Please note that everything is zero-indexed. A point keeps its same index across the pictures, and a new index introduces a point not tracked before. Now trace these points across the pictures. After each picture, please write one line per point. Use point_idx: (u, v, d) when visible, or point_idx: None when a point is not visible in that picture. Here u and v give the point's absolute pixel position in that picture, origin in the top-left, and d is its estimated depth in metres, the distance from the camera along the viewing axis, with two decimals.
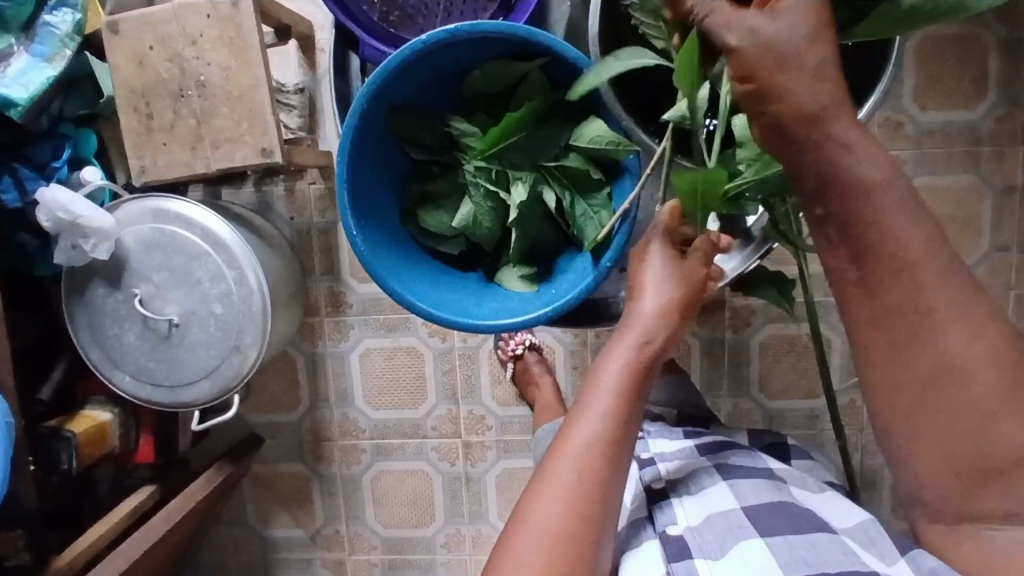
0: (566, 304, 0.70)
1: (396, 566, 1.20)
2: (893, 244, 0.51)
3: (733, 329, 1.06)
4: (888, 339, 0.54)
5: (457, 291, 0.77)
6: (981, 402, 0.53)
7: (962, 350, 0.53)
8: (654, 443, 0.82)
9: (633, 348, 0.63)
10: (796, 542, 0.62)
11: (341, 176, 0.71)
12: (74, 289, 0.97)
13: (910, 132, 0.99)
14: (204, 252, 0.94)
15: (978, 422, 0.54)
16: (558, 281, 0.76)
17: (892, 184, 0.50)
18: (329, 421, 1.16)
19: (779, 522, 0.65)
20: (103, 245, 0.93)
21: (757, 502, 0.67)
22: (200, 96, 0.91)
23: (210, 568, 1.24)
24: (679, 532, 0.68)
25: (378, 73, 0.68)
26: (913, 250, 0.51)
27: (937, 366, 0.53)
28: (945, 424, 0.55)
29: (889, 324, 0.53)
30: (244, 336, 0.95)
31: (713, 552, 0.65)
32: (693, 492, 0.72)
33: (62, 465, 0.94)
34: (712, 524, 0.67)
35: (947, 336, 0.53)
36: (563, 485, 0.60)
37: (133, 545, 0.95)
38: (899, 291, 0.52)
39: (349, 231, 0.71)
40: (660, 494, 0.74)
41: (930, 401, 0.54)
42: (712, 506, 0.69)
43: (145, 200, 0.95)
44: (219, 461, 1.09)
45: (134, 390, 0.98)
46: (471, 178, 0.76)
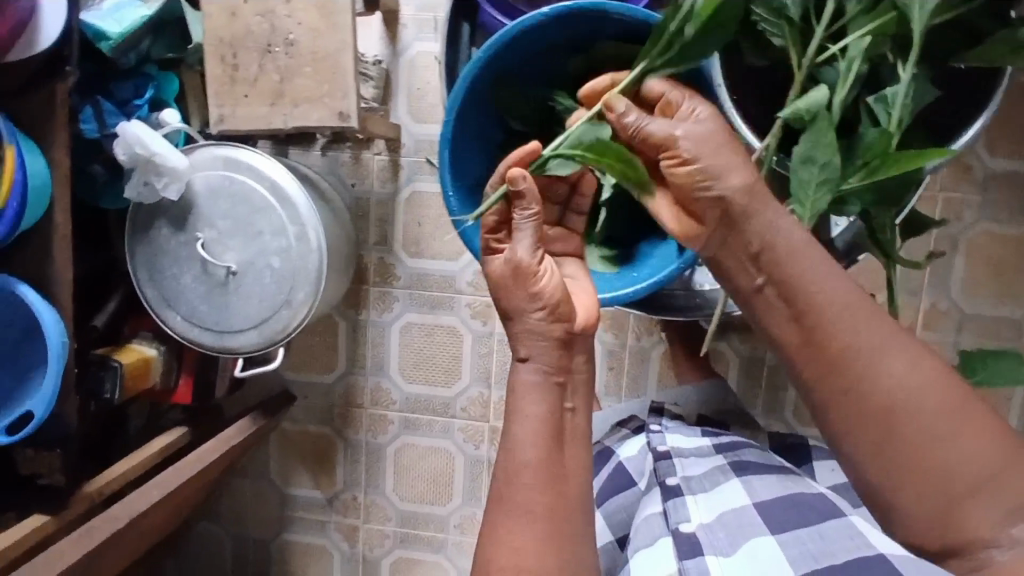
0: (648, 287, 0.70)
1: (407, 539, 1.21)
2: (809, 296, 0.51)
3: (774, 350, 1.06)
4: (828, 385, 0.51)
5: None
6: (916, 415, 0.48)
7: (885, 374, 0.49)
8: (670, 438, 0.76)
9: (526, 368, 0.61)
10: (804, 537, 0.57)
11: (445, 134, 0.72)
12: (138, 225, 0.99)
13: (978, 176, 0.98)
14: (270, 206, 0.96)
15: (918, 445, 0.48)
16: (638, 265, 0.74)
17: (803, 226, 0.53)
18: (362, 388, 1.18)
19: (792, 516, 0.60)
20: (174, 185, 0.95)
21: (768, 499, 0.62)
22: (286, 53, 0.93)
23: (226, 518, 1.26)
24: (691, 530, 0.63)
25: (496, 39, 0.69)
26: (823, 304, 0.51)
27: (870, 397, 0.49)
28: (890, 457, 0.49)
29: (822, 368, 0.51)
30: (297, 291, 0.97)
31: (724, 549, 0.60)
32: (706, 491, 0.67)
33: (104, 393, 0.95)
34: (723, 519, 0.62)
35: (868, 363, 0.50)
36: (495, 532, 0.59)
37: (166, 479, 0.95)
38: (817, 336, 0.51)
39: (446, 190, 0.73)
40: (673, 490, 0.68)
41: (879, 445, 0.50)
42: (724, 504, 0.64)
43: (218, 148, 0.97)
44: (253, 413, 1.10)
45: (183, 331, 1.00)
46: None
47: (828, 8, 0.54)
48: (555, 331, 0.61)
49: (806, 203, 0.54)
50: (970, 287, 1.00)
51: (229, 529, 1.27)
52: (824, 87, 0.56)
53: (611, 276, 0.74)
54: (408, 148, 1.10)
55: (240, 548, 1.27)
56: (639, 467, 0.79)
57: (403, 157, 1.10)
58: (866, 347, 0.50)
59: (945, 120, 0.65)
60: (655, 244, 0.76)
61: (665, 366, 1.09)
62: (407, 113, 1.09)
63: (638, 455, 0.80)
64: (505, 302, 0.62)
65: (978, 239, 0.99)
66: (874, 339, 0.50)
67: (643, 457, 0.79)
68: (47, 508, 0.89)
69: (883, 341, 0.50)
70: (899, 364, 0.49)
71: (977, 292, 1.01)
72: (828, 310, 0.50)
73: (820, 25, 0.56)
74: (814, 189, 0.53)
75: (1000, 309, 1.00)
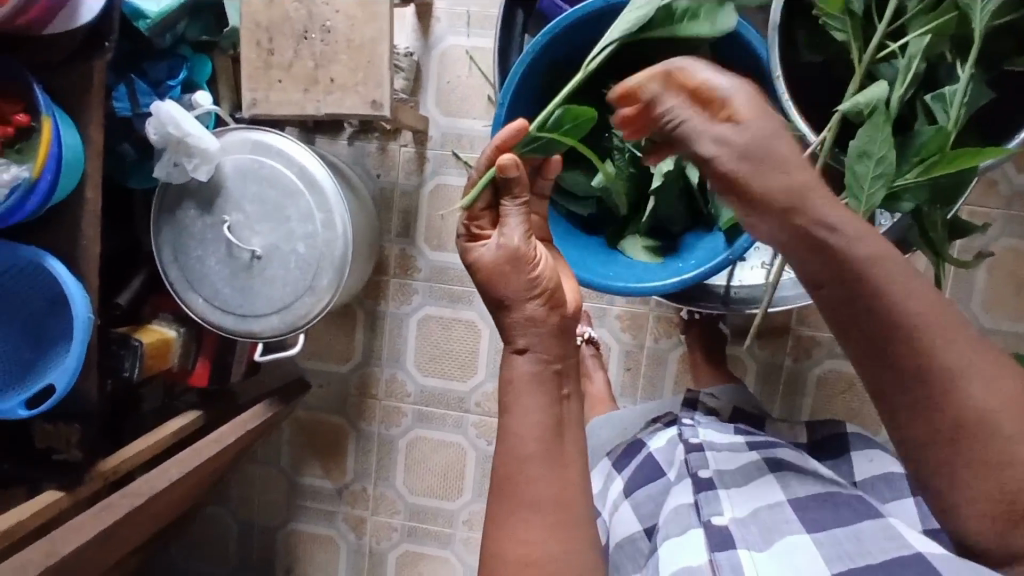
0: (696, 275, 0.69)
1: (415, 533, 1.20)
2: (893, 307, 0.46)
3: (793, 358, 1.07)
4: (902, 394, 0.48)
5: (583, 250, 0.76)
6: (996, 425, 0.47)
7: (968, 387, 0.46)
8: (703, 432, 0.78)
9: (523, 358, 0.58)
10: (839, 537, 0.58)
11: (499, 118, 0.72)
12: (165, 205, 0.99)
13: (1004, 191, 0.99)
14: (298, 191, 0.96)
15: (993, 454, 0.47)
16: (686, 256, 0.74)
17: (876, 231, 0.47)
18: (377, 379, 1.18)
19: (827, 516, 0.60)
20: (204, 167, 0.96)
21: (803, 497, 0.63)
22: (322, 40, 0.94)
23: (233, 504, 1.26)
24: (723, 523, 0.64)
25: (554, 25, 0.69)
26: (914, 318, 0.46)
27: (948, 409, 0.47)
28: (962, 466, 0.48)
29: (897, 378, 0.47)
30: (321, 277, 0.97)
31: (757, 545, 0.61)
32: (740, 485, 0.68)
33: (123, 372, 0.95)
34: (757, 517, 0.63)
35: (952, 379, 0.46)
36: (503, 524, 0.57)
37: (183, 459, 0.94)
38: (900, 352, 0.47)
39: None
40: (706, 482, 0.69)
41: (947, 454, 0.48)
42: (757, 500, 0.65)
43: (249, 131, 0.97)
44: (269, 399, 1.10)
45: (205, 313, 1.00)
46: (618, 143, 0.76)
47: (891, 7, 0.57)
48: (551, 318, 0.58)
49: (862, 197, 0.56)
50: (991, 302, 1.01)
51: (236, 515, 1.27)
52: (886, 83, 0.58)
53: (655, 267, 0.74)
54: (435, 141, 1.10)
55: (246, 535, 1.27)
56: (668, 457, 0.79)
57: (429, 150, 1.11)
58: (955, 363, 0.46)
59: (1002, 120, 0.64)
60: (701, 237, 0.76)
61: (682, 369, 1.10)
62: (436, 105, 1.10)
63: (666, 446, 0.80)
64: (498, 291, 0.58)
65: (1001, 254, 1.00)
66: (958, 348, 0.46)
67: (672, 448, 0.79)
68: (63, 482, 0.89)
69: (966, 352, 0.47)
70: (983, 376, 0.47)
71: (998, 306, 1.01)
72: (913, 324, 0.46)
73: (882, 24, 0.58)
74: (870, 182, 0.55)
75: (1020, 324, 1.01)
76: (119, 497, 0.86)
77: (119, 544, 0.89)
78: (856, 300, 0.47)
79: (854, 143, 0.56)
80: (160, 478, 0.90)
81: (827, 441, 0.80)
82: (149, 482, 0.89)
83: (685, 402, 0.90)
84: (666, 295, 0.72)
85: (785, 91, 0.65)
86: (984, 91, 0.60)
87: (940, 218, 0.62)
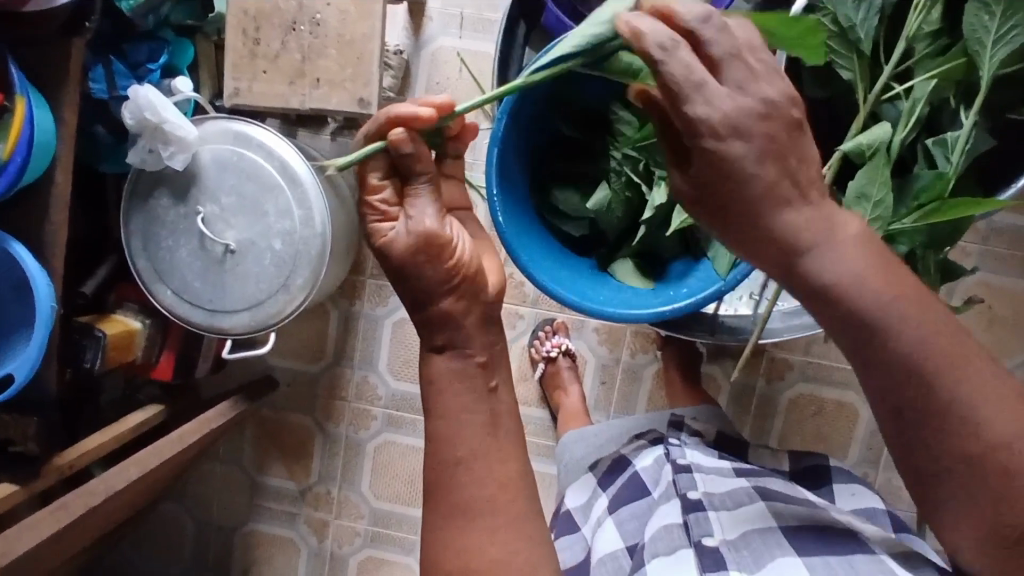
0: (687, 305, 0.68)
1: (378, 539, 1.18)
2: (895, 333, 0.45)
3: (765, 380, 1.07)
4: (893, 416, 0.48)
5: (570, 271, 0.75)
6: (1005, 454, 0.47)
7: (979, 412, 0.47)
8: (691, 454, 0.80)
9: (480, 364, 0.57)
10: (833, 566, 0.60)
11: (498, 133, 0.70)
12: (137, 193, 0.96)
13: (980, 228, 1.00)
14: (278, 186, 0.93)
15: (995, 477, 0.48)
16: (676, 283, 0.72)
17: (896, 274, 0.45)
18: (348, 380, 1.16)
19: (817, 544, 0.63)
20: (180, 156, 0.92)
21: (795, 525, 0.65)
22: (311, 33, 0.91)
23: (190, 501, 1.23)
24: (715, 544, 0.66)
25: None
26: (918, 346, 0.46)
27: (965, 438, 0.47)
28: (964, 487, 0.49)
29: (897, 407, 0.48)
30: (296, 276, 0.94)
31: (749, 567, 0.63)
32: (729, 509, 0.69)
33: (85, 363, 0.91)
34: (748, 542, 0.65)
35: (961, 410, 0.47)
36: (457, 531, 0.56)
37: (145, 458, 0.90)
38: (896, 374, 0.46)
39: (491, 192, 0.70)
40: (696, 503, 0.70)
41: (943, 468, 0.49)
42: (749, 522, 0.67)
43: (231, 122, 0.94)
44: (235, 396, 1.07)
45: (173, 307, 0.97)
46: (615, 164, 0.74)
47: (900, 49, 0.58)
48: None
49: None
50: None
51: (194, 514, 1.23)
52: (889, 125, 0.59)
53: (645, 292, 0.73)
54: None
55: (203, 535, 1.23)
56: (654, 477, 0.79)
57: None
58: (964, 391, 0.46)
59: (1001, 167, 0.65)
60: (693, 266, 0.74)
61: (656, 386, 1.09)
62: None
63: (653, 465, 0.81)
64: (413, 281, 0.57)
65: (975, 289, 1.01)
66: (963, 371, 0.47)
67: (659, 468, 0.80)
68: (15, 476, 0.84)
69: (970, 371, 0.47)
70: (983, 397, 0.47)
71: None
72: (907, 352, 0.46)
73: (889, 66, 0.59)
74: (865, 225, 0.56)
75: None
76: (74, 496, 0.82)
77: (70, 544, 0.86)
78: (863, 343, 0.46)
79: (853, 184, 0.57)
80: (118, 477, 0.87)
81: (810, 472, 0.82)
82: (105, 481, 0.85)
83: (671, 422, 0.89)
84: (654, 323, 0.71)
85: None
86: (985, 136, 0.60)
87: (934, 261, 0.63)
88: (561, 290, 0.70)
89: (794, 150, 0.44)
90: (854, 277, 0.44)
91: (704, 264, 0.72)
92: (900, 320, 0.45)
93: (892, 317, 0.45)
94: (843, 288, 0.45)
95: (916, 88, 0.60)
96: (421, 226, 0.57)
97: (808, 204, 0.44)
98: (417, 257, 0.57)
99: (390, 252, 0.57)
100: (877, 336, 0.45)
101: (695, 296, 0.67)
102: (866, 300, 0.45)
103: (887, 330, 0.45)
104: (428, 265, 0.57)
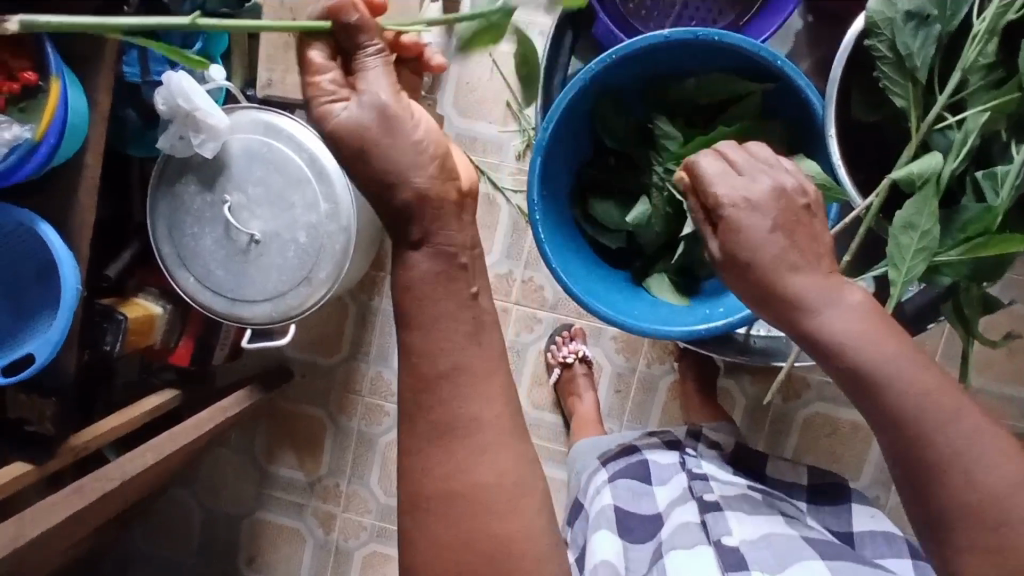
0: (722, 325, 0.67)
1: (384, 535, 1.18)
2: (895, 389, 0.49)
3: (782, 398, 1.07)
4: (909, 467, 0.50)
5: (607, 284, 0.75)
6: (1007, 506, 0.47)
7: (974, 459, 0.48)
8: (705, 464, 0.82)
9: None
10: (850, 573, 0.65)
11: (540, 142, 0.70)
12: (165, 179, 0.96)
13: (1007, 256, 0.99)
14: (304, 179, 0.92)
15: (993, 526, 0.47)
16: (711, 301, 0.73)
17: (884, 328, 0.50)
18: (362, 375, 1.16)
19: (838, 555, 0.68)
20: (210, 144, 0.92)
21: (815, 539, 0.70)
22: None
23: (198, 486, 1.24)
24: (734, 544, 0.69)
25: (616, 51, 0.67)
26: (923, 401, 0.49)
27: (960, 479, 0.48)
28: (959, 533, 0.48)
29: (899, 453, 0.50)
30: (318, 270, 0.94)
31: (770, 566, 0.67)
32: (749, 514, 0.73)
33: (104, 345, 0.91)
34: (770, 541, 0.69)
35: (957, 460, 0.48)
36: None
37: (158, 444, 0.91)
38: (895, 418, 0.49)
39: (530, 203, 0.71)
40: (712, 504, 0.74)
41: (947, 513, 0.49)
42: (767, 526, 0.71)
43: (261, 112, 0.94)
44: (251, 385, 1.08)
45: (193, 292, 0.97)
46: (657, 180, 0.74)
47: (953, 81, 0.58)
48: None
49: (902, 268, 0.56)
50: (983, 362, 1.02)
51: (202, 499, 1.24)
52: (939, 154, 0.59)
53: (679, 309, 0.73)
54: None
55: (210, 522, 1.24)
56: (662, 475, 0.80)
57: None
58: (960, 449, 0.48)
59: None
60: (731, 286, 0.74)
61: (671, 398, 1.09)
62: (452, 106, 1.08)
63: (665, 463, 0.81)
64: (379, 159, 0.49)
65: (996, 315, 1.01)
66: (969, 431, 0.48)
67: (672, 469, 0.81)
68: (31, 455, 0.85)
69: (974, 424, 0.48)
70: (982, 446, 0.48)
71: (988, 368, 1.02)
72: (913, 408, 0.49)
73: (942, 95, 0.59)
74: (912, 254, 0.56)
75: (1007, 387, 1.02)
76: (89, 479, 0.82)
77: (80, 526, 0.86)
78: (861, 393, 0.51)
79: (900, 214, 0.57)
80: (133, 463, 0.87)
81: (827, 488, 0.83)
82: (120, 466, 0.86)
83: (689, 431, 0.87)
84: (689, 340, 0.71)
85: (835, 154, 0.67)
86: None
87: (977, 295, 0.64)
88: (593, 300, 0.71)
89: None
90: (854, 335, 0.50)
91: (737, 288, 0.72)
92: (903, 380, 0.49)
93: (893, 375, 0.49)
94: (844, 344, 0.50)
95: (967, 119, 0.60)
96: (379, 96, 0.48)
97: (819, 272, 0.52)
98: (380, 131, 0.48)
99: (343, 126, 0.49)
100: (870, 388, 0.50)
101: (729, 318, 0.67)
102: (864, 353, 0.49)
103: (882, 381, 0.49)
104: (396, 140, 0.48)
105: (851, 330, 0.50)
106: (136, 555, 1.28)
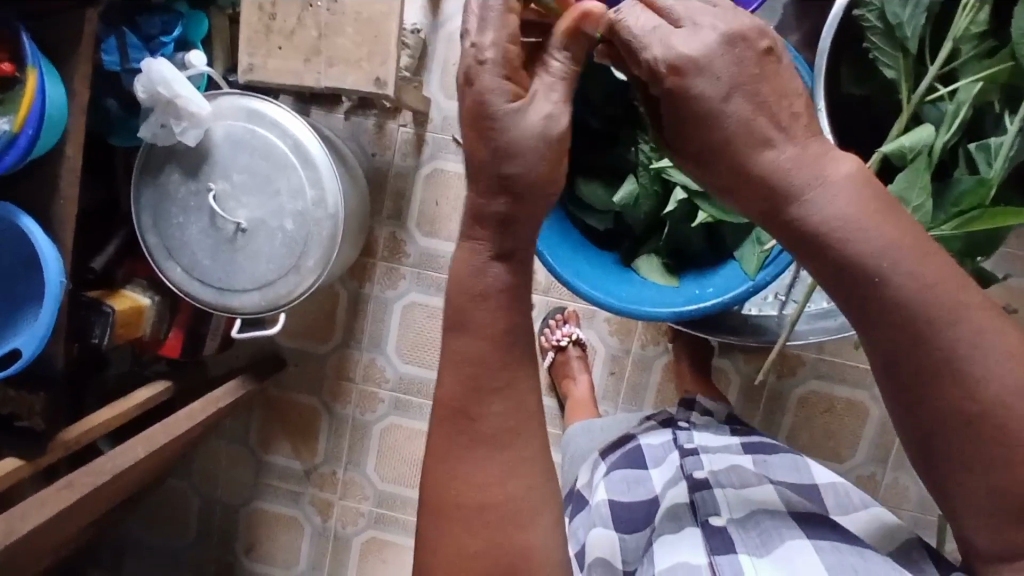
0: (713, 306, 0.68)
1: (381, 520, 1.18)
2: (897, 286, 0.39)
3: (777, 375, 1.07)
4: (902, 375, 0.41)
5: (597, 267, 0.74)
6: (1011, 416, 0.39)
7: (986, 365, 0.39)
8: (698, 436, 0.81)
9: None
10: (841, 548, 0.58)
11: None
12: (148, 169, 0.95)
13: None
14: (290, 165, 0.91)
15: (998, 434, 0.40)
16: (702, 281, 0.72)
17: (884, 211, 0.39)
18: (355, 362, 1.15)
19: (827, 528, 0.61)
20: (193, 132, 0.90)
21: (804, 511, 0.64)
22: (328, 9, 0.89)
23: (194, 476, 1.24)
24: (722, 524, 0.64)
25: None
26: (929, 300, 0.39)
27: (966, 389, 0.40)
28: (959, 445, 0.41)
29: (892, 359, 0.41)
30: (307, 257, 0.93)
31: (757, 550, 0.60)
32: (738, 489, 0.69)
33: (93, 338, 0.90)
34: (756, 522, 0.63)
35: (961, 368, 0.39)
36: None
37: (150, 437, 0.90)
38: (891, 320, 0.40)
39: None
40: (701, 482, 0.71)
41: (947, 429, 0.41)
42: (757, 504, 0.66)
43: (242, 98, 0.92)
44: (243, 376, 1.07)
45: (181, 283, 0.96)
46: (643, 159, 0.73)
47: (943, 51, 0.57)
48: None
49: None
50: None
51: (199, 490, 1.24)
52: (931, 127, 0.58)
53: (668, 290, 0.72)
54: (435, 124, 1.08)
55: (208, 512, 1.24)
56: (656, 456, 0.80)
57: (429, 132, 1.08)
58: (966, 351, 0.39)
59: None
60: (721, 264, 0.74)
61: (665, 379, 1.08)
62: (440, 88, 1.07)
63: (657, 444, 0.81)
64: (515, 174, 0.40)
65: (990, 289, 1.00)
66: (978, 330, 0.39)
67: (665, 448, 0.80)
68: (22, 451, 0.84)
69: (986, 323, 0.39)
70: (992, 349, 0.39)
71: None
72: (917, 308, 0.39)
73: (933, 66, 0.58)
74: None
75: None
76: (80, 474, 0.81)
77: (74, 521, 0.85)
78: (852, 296, 0.41)
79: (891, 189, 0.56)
80: (124, 456, 0.86)
81: None
82: (112, 460, 0.85)
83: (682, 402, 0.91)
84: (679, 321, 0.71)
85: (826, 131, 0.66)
86: None
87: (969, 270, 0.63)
88: (583, 283, 0.70)
89: (767, 80, 0.40)
90: (846, 222, 0.39)
91: (726, 267, 0.72)
92: (904, 274, 0.39)
93: (894, 267, 0.39)
94: (834, 234, 0.40)
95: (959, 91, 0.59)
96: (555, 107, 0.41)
97: (799, 143, 0.40)
98: (537, 146, 0.40)
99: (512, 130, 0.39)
100: (866, 288, 0.40)
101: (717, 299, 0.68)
102: (859, 242, 0.39)
103: (879, 276, 0.39)
104: (547, 163, 0.40)
105: (842, 214, 0.39)
106: (135, 546, 1.28)
